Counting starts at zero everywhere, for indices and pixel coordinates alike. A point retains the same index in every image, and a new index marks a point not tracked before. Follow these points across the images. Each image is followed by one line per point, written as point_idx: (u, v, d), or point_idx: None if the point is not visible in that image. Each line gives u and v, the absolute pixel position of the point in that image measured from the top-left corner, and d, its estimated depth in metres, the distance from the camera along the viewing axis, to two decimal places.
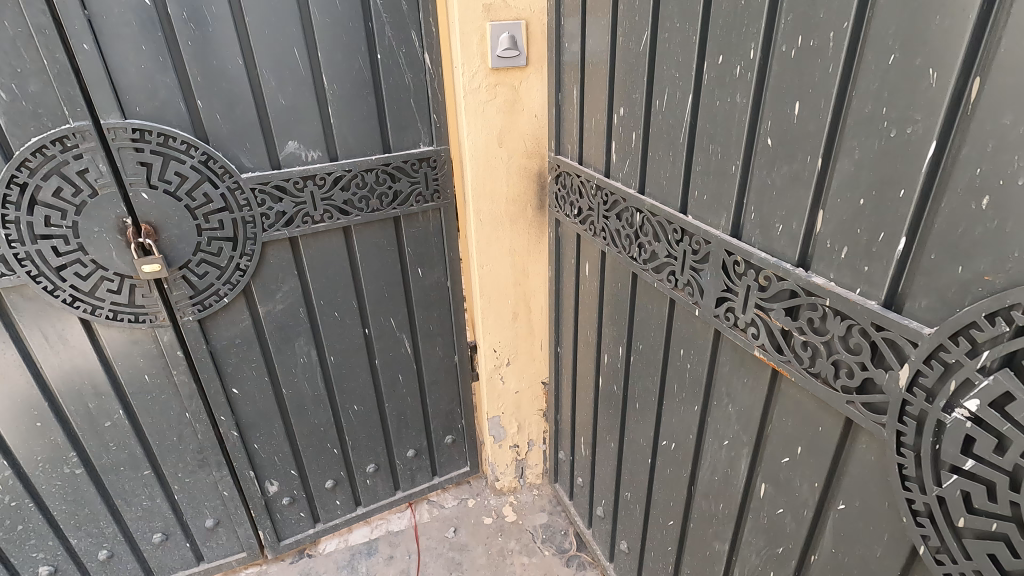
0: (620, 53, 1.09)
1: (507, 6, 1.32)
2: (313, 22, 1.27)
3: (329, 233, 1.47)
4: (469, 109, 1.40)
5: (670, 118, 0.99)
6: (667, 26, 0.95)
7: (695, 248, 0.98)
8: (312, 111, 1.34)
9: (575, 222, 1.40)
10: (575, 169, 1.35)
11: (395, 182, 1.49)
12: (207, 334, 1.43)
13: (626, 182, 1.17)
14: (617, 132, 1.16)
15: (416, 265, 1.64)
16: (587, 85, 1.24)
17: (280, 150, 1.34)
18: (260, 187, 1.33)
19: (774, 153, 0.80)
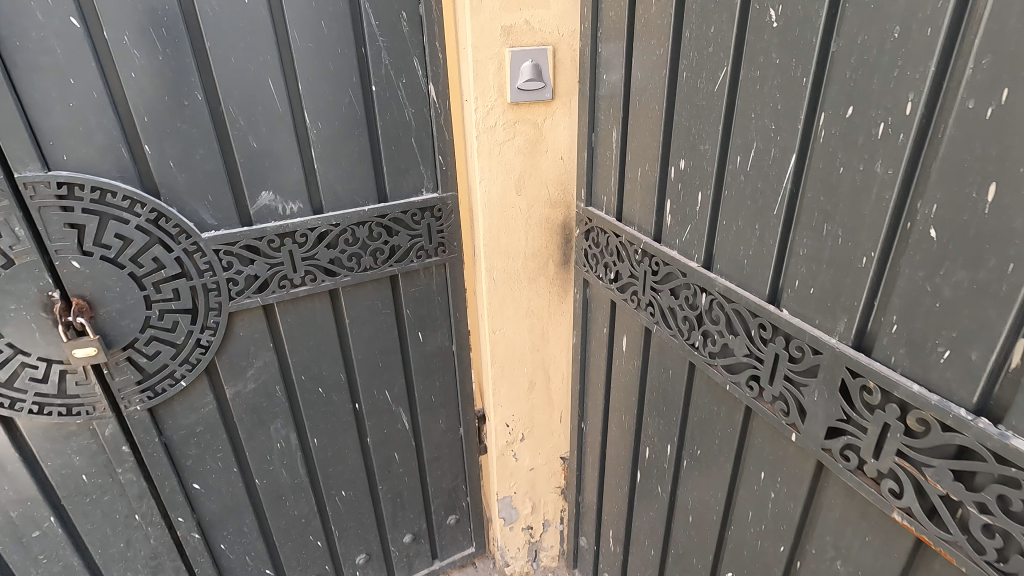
0: (682, 93, 0.86)
1: (530, 28, 1.09)
2: (293, 47, 1.03)
3: (311, 297, 1.22)
4: (483, 151, 1.16)
5: (756, 181, 0.75)
6: (758, 62, 0.71)
7: (795, 356, 0.73)
8: (291, 155, 1.09)
9: (611, 289, 1.16)
10: (612, 226, 1.10)
11: (391, 236, 1.25)
12: (161, 424, 1.17)
13: (685, 252, 0.92)
14: (673, 189, 0.92)
15: (416, 330, 1.39)
16: (632, 128, 1.00)
17: (251, 203, 1.09)
18: (226, 248, 1.08)
19: (939, 250, 0.56)
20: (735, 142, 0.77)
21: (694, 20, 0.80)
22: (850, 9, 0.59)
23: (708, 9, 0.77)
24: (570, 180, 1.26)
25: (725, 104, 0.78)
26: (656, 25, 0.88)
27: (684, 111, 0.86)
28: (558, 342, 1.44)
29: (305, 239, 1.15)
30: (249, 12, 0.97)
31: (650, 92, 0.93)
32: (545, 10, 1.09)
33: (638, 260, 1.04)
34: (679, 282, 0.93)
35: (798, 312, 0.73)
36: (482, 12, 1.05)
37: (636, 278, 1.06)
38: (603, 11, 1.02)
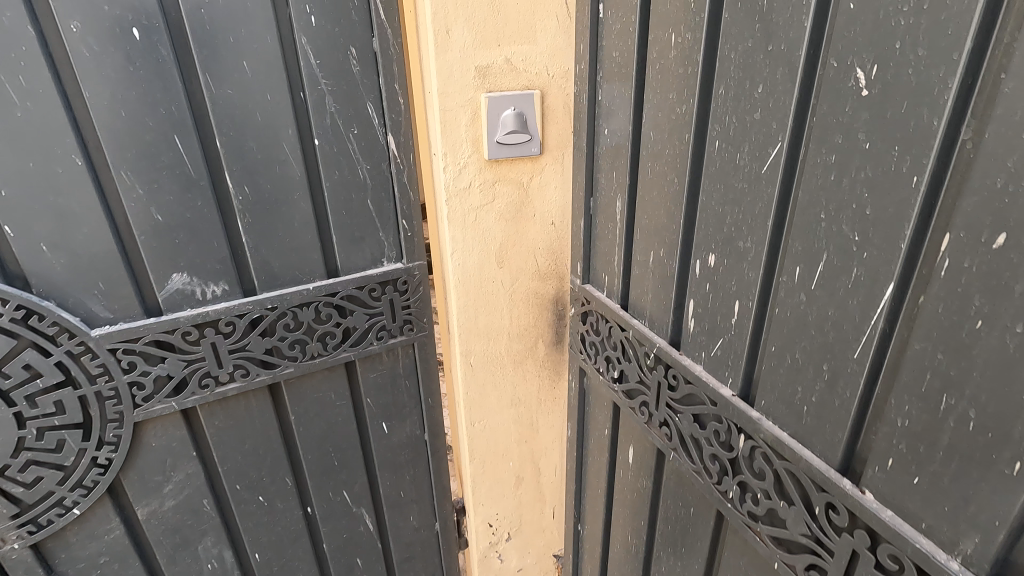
0: (714, 167, 0.63)
1: (512, 69, 0.86)
2: (206, 95, 0.80)
3: (244, 394, 0.99)
4: (454, 218, 0.93)
5: (829, 307, 0.52)
6: (834, 144, 0.49)
7: (886, 566, 0.50)
8: (209, 227, 0.86)
9: (614, 390, 0.93)
10: (616, 315, 0.88)
11: (345, 318, 1.02)
12: (50, 559, 0.93)
13: (715, 372, 0.70)
14: (698, 287, 0.70)
15: (380, 420, 1.16)
16: (643, 201, 0.77)
17: (158, 287, 0.86)
18: (126, 346, 0.85)
19: None
20: (794, 247, 0.55)
21: (733, 72, 0.58)
22: (1006, 82, 0.36)
23: (755, 60, 0.55)
24: (564, 248, 1.03)
25: (779, 192, 0.55)
26: (676, 74, 0.66)
27: (716, 193, 0.63)
28: (549, 430, 1.21)
29: (231, 328, 0.92)
30: (144, 52, 0.75)
31: (668, 159, 0.70)
32: (531, 45, 0.86)
33: (650, 366, 0.81)
34: (706, 410, 0.70)
35: (889, 503, 0.50)
36: (450, 49, 0.82)
37: (647, 388, 0.83)
38: (604, 49, 0.79)
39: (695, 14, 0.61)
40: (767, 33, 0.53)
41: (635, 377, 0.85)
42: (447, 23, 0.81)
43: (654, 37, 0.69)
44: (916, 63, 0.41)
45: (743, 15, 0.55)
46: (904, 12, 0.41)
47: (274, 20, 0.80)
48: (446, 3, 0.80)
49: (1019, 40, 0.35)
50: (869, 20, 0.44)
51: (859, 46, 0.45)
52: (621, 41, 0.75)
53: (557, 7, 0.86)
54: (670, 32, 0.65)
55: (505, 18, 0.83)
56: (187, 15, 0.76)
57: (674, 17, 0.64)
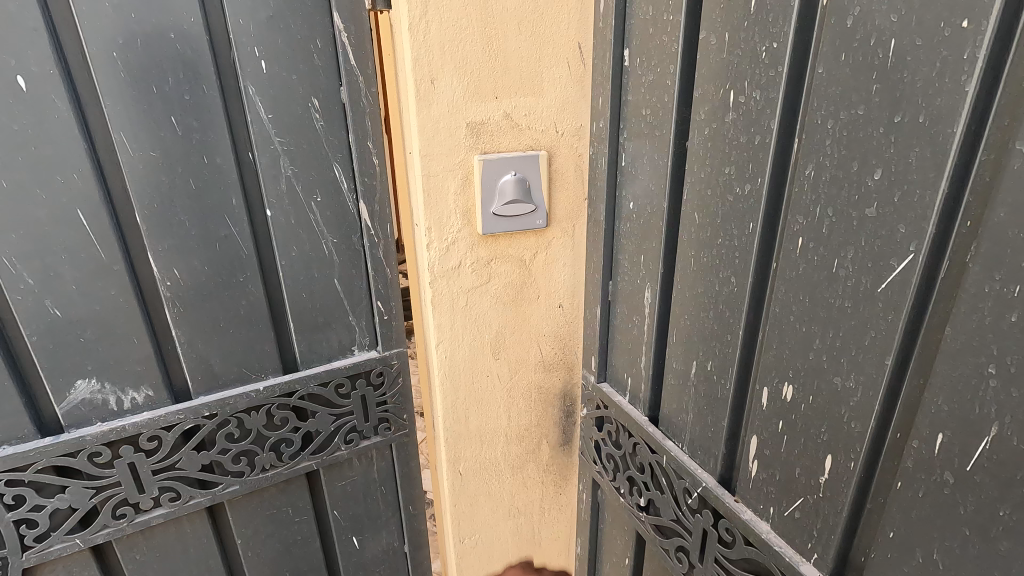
0: (795, 271, 0.46)
1: (513, 126, 0.70)
2: (121, 159, 0.62)
3: (174, 520, 0.78)
4: (440, 304, 0.75)
5: (1001, 506, 0.35)
6: (1018, 269, 0.32)
7: None
8: (124, 320, 0.67)
9: (640, 521, 0.74)
10: (643, 432, 0.70)
11: (305, 421, 0.83)
12: None
13: (790, 537, 0.51)
14: (764, 422, 0.52)
15: (349, 535, 0.95)
16: (684, 296, 0.60)
17: (56, 399, 0.67)
18: (11, 476, 0.66)
19: None
20: (933, 404, 0.38)
21: (830, 149, 0.41)
22: None
23: (870, 134, 0.38)
24: (573, 334, 0.86)
25: (908, 323, 0.38)
26: (734, 144, 0.50)
27: (798, 306, 0.46)
28: (554, 542, 1.01)
29: (156, 443, 0.73)
30: (33, 106, 0.57)
31: (721, 250, 0.53)
32: (536, 96, 0.70)
33: (693, 507, 0.63)
34: None
35: None
36: (436, 102, 0.66)
37: (688, 533, 0.64)
38: (629, 103, 0.63)
39: (768, 66, 0.45)
40: (892, 98, 0.36)
41: (671, 516, 0.66)
42: (431, 71, 0.65)
43: (701, 94, 0.52)
44: None
45: (848, 70, 0.39)
46: None
47: (212, 65, 0.64)
48: (429, 46, 0.64)
49: None
50: None
51: None
52: (654, 95, 0.59)
53: (569, 52, 0.70)
54: (727, 88, 0.49)
55: (505, 65, 0.68)
56: (93, 58, 0.58)
57: (732, 69, 0.48)
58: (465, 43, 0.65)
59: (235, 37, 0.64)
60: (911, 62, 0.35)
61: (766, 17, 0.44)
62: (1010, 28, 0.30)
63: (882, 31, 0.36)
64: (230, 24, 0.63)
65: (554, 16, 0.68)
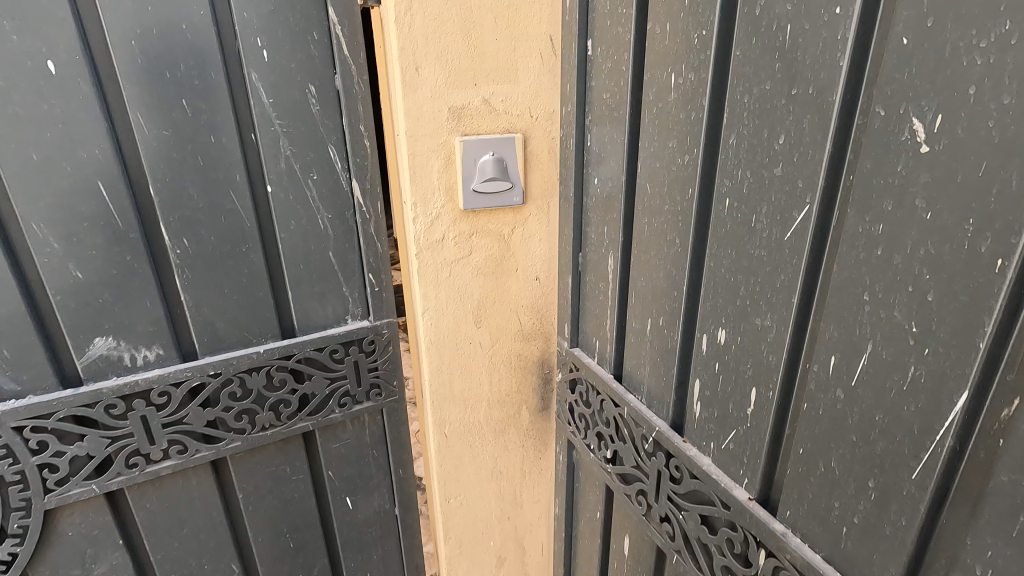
0: (724, 228, 0.53)
1: (491, 110, 0.78)
2: (137, 137, 0.70)
3: (182, 472, 0.86)
4: (426, 274, 0.83)
5: (876, 411, 0.42)
6: (881, 210, 0.39)
7: None
8: (139, 284, 0.75)
9: (607, 472, 0.81)
10: (608, 388, 0.77)
11: (302, 383, 0.90)
12: None
13: (727, 467, 0.58)
14: (705, 366, 0.59)
15: (343, 495, 1.02)
16: (640, 260, 0.67)
17: (77, 354, 0.74)
18: (36, 424, 0.73)
19: None
20: (827, 332, 0.45)
21: (747, 119, 0.48)
22: None
23: (775, 105, 0.45)
24: (550, 305, 0.93)
25: (807, 264, 0.45)
26: (676, 120, 0.57)
27: (727, 258, 0.53)
28: (535, 504, 1.08)
29: (166, 398, 0.80)
30: (61, 88, 0.64)
31: (668, 215, 0.61)
32: (512, 83, 0.78)
33: (649, 451, 0.70)
34: (718, 516, 0.59)
35: None
36: (420, 87, 0.73)
37: (646, 476, 0.71)
38: (593, 89, 0.71)
39: (700, 50, 0.52)
40: (790, 73, 0.43)
41: (632, 462, 0.74)
42: (416, 59, 0.72)
43: (649, 77, 0.60)
44: (1001, 114, 0.31)
45: (759, 51, 0.46)
46: (981, 47, 0.32)
47: (219, 54, 0.71)
48: (414, 37, 0.71)
49: None
50: (930, 62, 0.34)
51: (915, 92, 0.35)
52: (613, 81, 0.66)
53: (542, 43, 0.77)
54: (669, 71, 0.56)
55: (483, 55, 0.75)
56: (114, 45, 0.66)
57: (673, 54, 0.56)
58: (447, 34, 0.72)
59: (240, 29, 0.71)
60: (803, 43, 0.42)
61: (697, 8, 0.51)
62: (871, 12, 0.38)
63: (781, 18, 0.44)
64: (235, 16, 0.70)
65: (527, 11, 0.75)
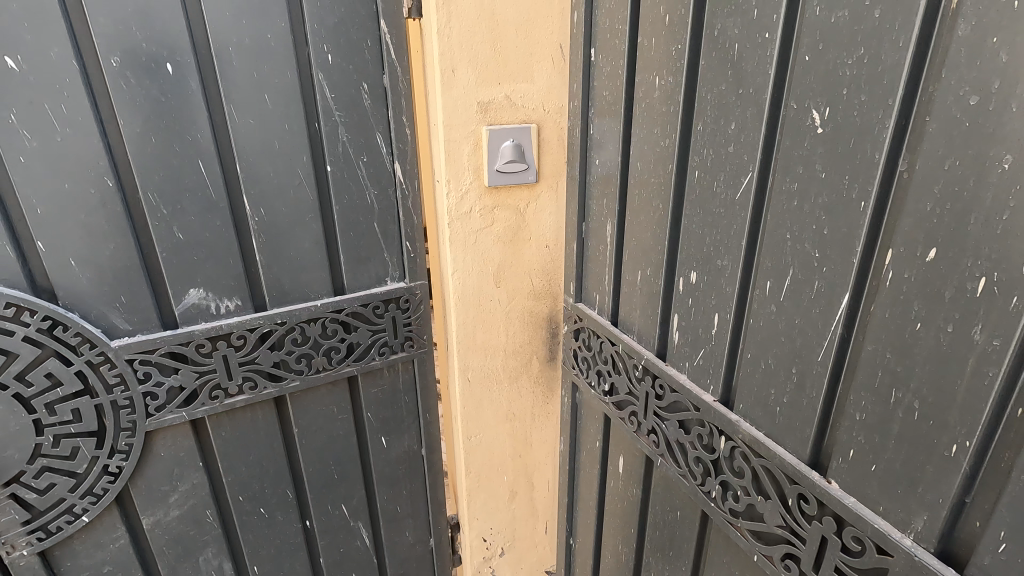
0: (695, 193, 0.70)
1: (512, 104, 0.95)
2: (229, 124, 0.86)
3: (251, 406, 1.03)
4: (456, 240, 1.00)
5: (795, 316, 0.59)
6: (795, 173, 0.56)
7: (850, 547, 0.57)
8: (225, 244, 0.92)
9: (605, 402, 0.98)
10: (607, 332, 0.94)
11: (349, 334, 1.07)
12: (56, 567, 0.96)
13: (698, 380, 0.76)
14: (682, 302, 0.77)
15: (379, 434, 1.20)
16: (632, 224, 0.85)
17: (175, 302, 0.91)
18: (142, 357, 0.90)
19: None
20: (764, 264, 0.62)
21: (710, 111, 0.66)
22: (930, 123, 0.44)
23: (729, 100, 0.63)
24: (557, 269, 1.10)
25: (750, 215, 0.63)
26: (660, 112, 0.74)
27: (696, 216, 0.71)
28: (542, 444, 1.26)
29: (243, 341, 0.97)
30: (176, 84, 0.81)
31: (653, 187, 0.78)
32: (529, 82, 0.95)
33: (639, 377, 0.87)
34: (690, 417, 0.76)
35: (853, 490, 0.56)
36: (456, 85, 0.90)
37: (636, 398, 0.89)
38: (595, 88, 0.88)
39: (677, 60, 0.69)
40: (739, 79, 0.61)
41: (625, 389, 0.91)
42: (453, 63, 0.89)
43: (640, 79, 0.77)
44: (860, 107, 0.49)
45: (717, 61, 0.63)
46: (850, 63, 0.49)
47: (295, 58, 0.88)
48: (451, 45, 0.88)
49: (940, 87, 0.43)
50: (823, 72, 0.52)
51: (814, 92, 0.53)
52: (612, 82, 0.83)
53: (553, 49, 0.95)
54: (655, 75, 0.74)
55: (506, 59, 0.92)
56: (216, 51, 0.82)
57: (658, 62, 0.73)
58: (478, 43, 0.90)
59: (311, 37, 0.88)
60: (746, 56, 0.60)
61: (675, 28, 0.69)
62: (789, 37, 0.55)
63: (732, 38, 0.61)
64: (308, 27, 0.87)
65: (542, 23, 0.92)
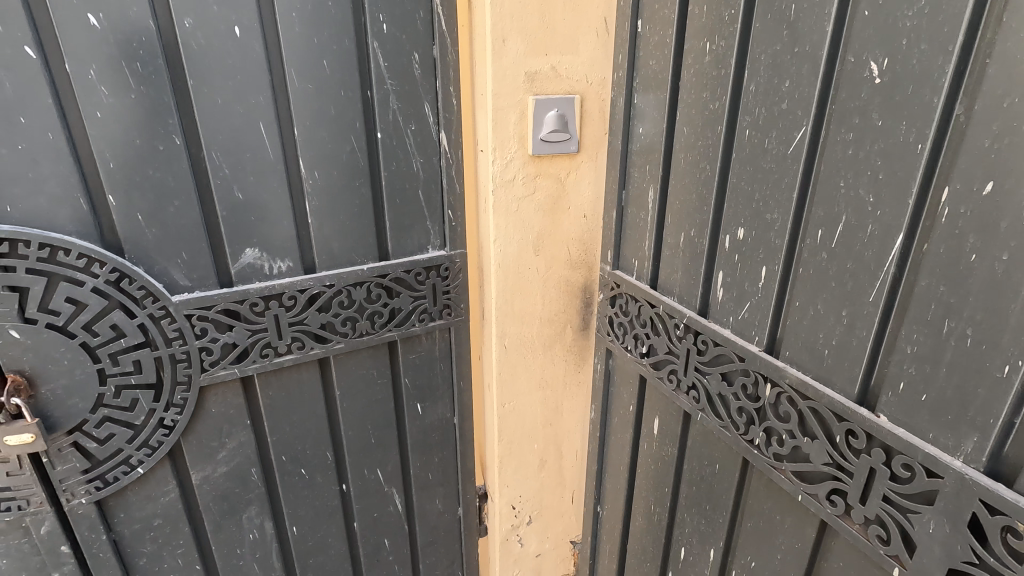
0: (744, 152, 0.74)
1: (557, 75, 0.98)
2: (289, 88, 0.90)
3: (298, 366, 1.06)
4: (499, 207, 1.03)
5: (846, 261, 0.63)
6: (850, 124, 0.60)
7: (900, 475, 0.60)
8: (280, 206, 0.95)
9: (642, 364, 1.02)
10: (646, 295, 0.98)
11: (392, 299, 1.10)
12: (110, 518, 0.99)
13: (742, 333, 0.80)
14: (727, 259, 0.80)
15: (415, 401, 1.23)
16: (676, 187, 0.88)
17: (232, 260, 0.94)
18: (200, 313, 0.93)
19: None
20: (816, 213, 0.66)
21: (762, 72, 0.70)
22: (989, 66, 0.48)
23: (784, 59, 0.66)
24: (593, 240, 1.14)
25: (802, 168, 0.66)
26: (709, 77, 0.78)
27: (745, 174, 0.74)
28: (572, 413, 1.30)
29: (293, 301, 1.00)
30: (242, 47, 0.85)
31: (700, 149, 0.82)
32: (574, 55, 0.98)
33: (680, 335, 0.91)
34: (735, 368, 0.80)
35: (902, 421, 0.60)
36: (505, 55, 0.94)
37: (677, 356, 0.92)
38: (641, 59, 0.92)
39: (729, 25, 0.73)
40: (794, 38, 0.65)
41: (665, 348, 0.95)
42: (503, 33, 0.93)
43: (690, 46, 0.81)
44: (918, 55, 0.53)
45: (772, 23, 0.67)
46: (909, 15, 0.53)
47: (352, 26, 0.91)
48: (503, 16, 0.92)
49: (999, 31, 0.47)
50: (881, 26, 0.56)
51: (872, 45, 0.57)
52: (658, 51, 0.87)
53: (598, 23, 0.98)
54: (705, 41, 0.78)
55: (553, 31, 0.96)
56: (280, 16, 0.86)
57: (709, 28, 0.77)
58: (527, 14, 0.93)
59: (368, 7, 0.91)
60: (802, 16, 0.63)
61: None
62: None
63: (788, 1, 0.65)
64: None
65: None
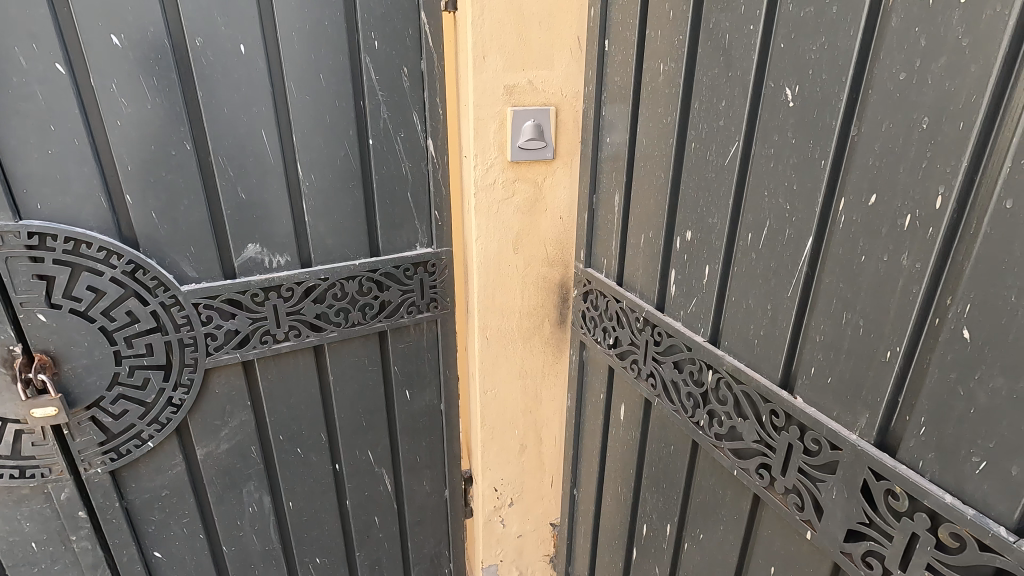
0: (691, 163, 0.83)
1: (533, 88, 1.07)
2: (289, 99, 0.99)
3: (295, 353, 1.15)
4: (481, 209, 1.13)
5: (771, 260, 0.72)
6: (772, 141, 0.69)
7: (811, 449, 0.69)
8: (279, 205, 1.05)
9: (610, 354, 1.11)
10: (613, 291, 1.06)
11: (382, 292, 1.20)
12: (123, 487, 1.09)
13: (691, 325, 0.88)
14: (679, 258, 0.89)
15: (404, 387, 1.32)
16: (637, 193, 0.97)
17: (236, 254, 1.04)
18: (206, 301, 1.03)
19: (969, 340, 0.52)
20: (747, 218, 0.74)
21: (705, 91, 0.78)
22: (872, 95, 0.57)
23: (721, 81, 0.75)
24: (568, 240, 1.23)
25: (737, 178, 0.75)
26: (663, 94, 0.87)
27: (692, 181, 0.83)
28: (551, 402, 1.39)
29: (291, 293, 1.10)
30: (247, 62, 0.94)
31: (656, 159, 0.91)
32: (549, 69, 1.07)
33: (640, 327, 1.00)
34: (684, 357, 0.89)
35: (813, 402, 0.68)
36: (486, 70, 1.03)
37: (637, 346, 1.01)
38: (608, 74, 1.00)
39: (678, 49, 0.82)
40: (729, 63, 0.73)
41: (628, 339, 1.04)
42: (484, 51, 1.02)
43: (648, 65, 0.89)
44: (821, 84, 0.61)
45: (711, 49, 0.76)
46: (814, 49, 0.62)
47: (347, 43, 1.01)
48: (483, 35, 1.01)
49: (879, 66, 0.56)
50: (793, 57, 0.64)
51: (787, 73, 0.65)
52: (622, 69, 0.96)
53: (572, 41, 1.07)
54: (660, 62, 0.86)
55: (530, 48, 1.05)
56: (281, 35, 0.95)
57: (662, 51, 0.86)
58: (506, 33, 1.03)
59: (361, 25, 1.01)
60: (734, 44, 0.72)
61: (677, 22, 0.81)
62: (768, 29, 0.68)
63: (723, 31, 0.74)
64: (359, 17, 1.00)
65: (562, 18, 1.05)
